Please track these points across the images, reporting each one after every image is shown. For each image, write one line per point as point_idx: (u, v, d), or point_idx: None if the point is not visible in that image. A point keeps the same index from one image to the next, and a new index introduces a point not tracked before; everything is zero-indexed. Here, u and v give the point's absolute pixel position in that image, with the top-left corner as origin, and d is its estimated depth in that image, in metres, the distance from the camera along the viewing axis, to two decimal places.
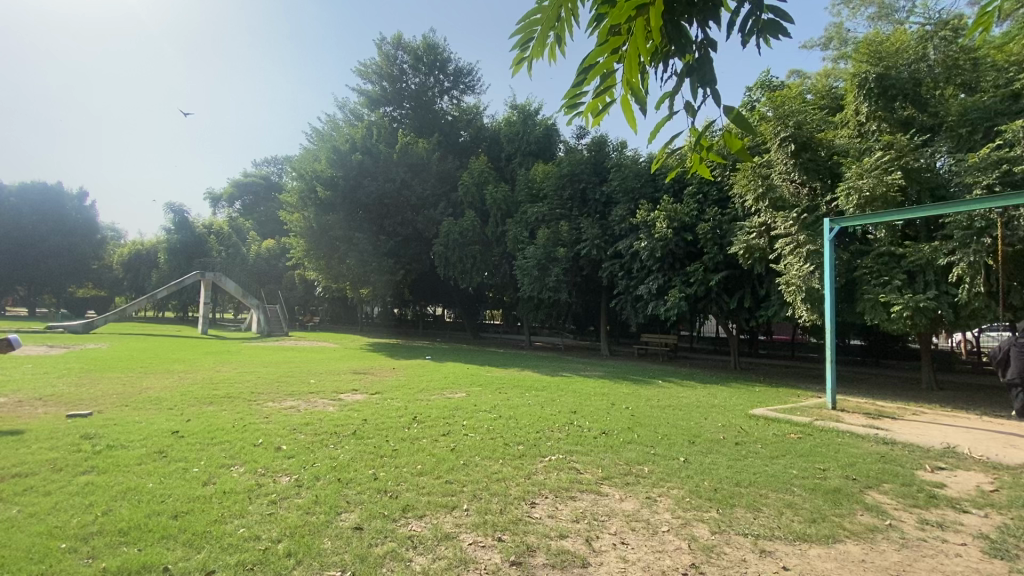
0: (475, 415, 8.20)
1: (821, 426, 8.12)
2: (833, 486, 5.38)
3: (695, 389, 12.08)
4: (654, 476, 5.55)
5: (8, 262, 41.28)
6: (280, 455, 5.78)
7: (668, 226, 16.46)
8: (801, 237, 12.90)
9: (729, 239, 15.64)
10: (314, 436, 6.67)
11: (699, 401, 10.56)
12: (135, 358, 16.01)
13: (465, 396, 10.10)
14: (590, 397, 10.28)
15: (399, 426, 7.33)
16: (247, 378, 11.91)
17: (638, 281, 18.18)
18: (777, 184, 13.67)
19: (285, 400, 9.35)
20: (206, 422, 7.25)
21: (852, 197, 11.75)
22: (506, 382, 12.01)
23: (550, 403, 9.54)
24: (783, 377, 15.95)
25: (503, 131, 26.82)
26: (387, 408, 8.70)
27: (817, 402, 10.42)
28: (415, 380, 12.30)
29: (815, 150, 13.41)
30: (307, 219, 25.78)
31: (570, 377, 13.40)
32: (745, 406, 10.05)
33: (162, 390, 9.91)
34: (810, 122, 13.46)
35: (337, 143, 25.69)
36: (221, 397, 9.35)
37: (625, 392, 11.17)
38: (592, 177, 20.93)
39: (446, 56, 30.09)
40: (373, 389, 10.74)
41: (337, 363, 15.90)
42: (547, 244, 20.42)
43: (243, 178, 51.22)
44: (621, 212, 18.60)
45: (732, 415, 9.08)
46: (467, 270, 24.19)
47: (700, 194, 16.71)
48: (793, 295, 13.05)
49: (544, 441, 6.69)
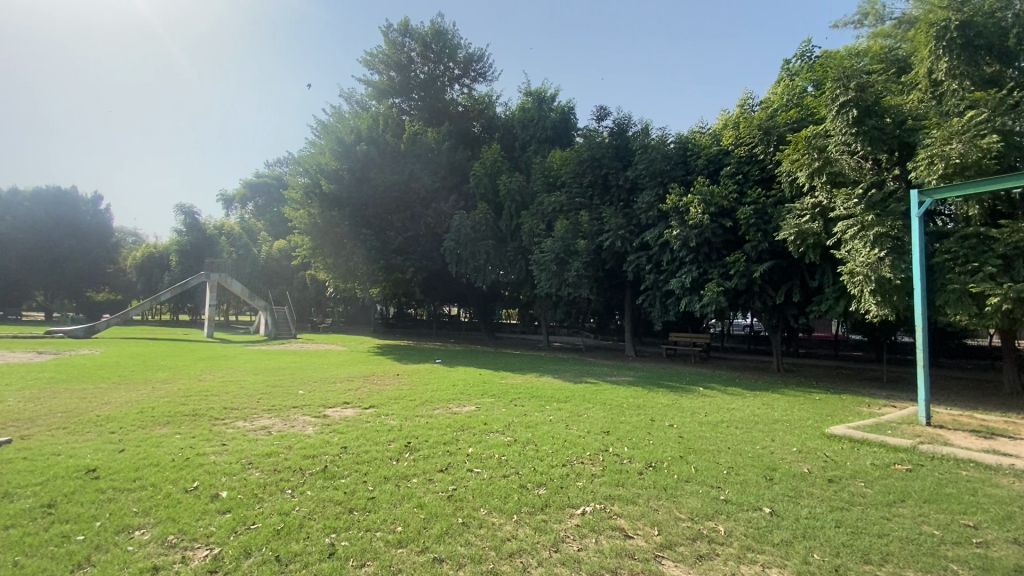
0: (483, 438, 6.54)
1: (930, 452, 6.28)
2: (1009, 565, 3.60)
3: (747, 398, 10.26)
4: (736, 543, 3.87)
5: (22, 267, 40.68)
6: (211, 510, 4.22)
7: (704, 211, 14.60)
8: (867, 217, 10.96)
9: (776, 224, 13.71)
10: (270, 475, 5.09)
11: (756, 415, 8.75)
12: (121, 364, 14.79)
13: (475, 411, 8.47)
14: (623, 411, 8.56)
15: (387, 456, 5.72)
16: (230, 389, 10.49)
17: (668, 275, 16.34)
18: (834, 157, 11.80)
19: (257, 418, 7.82)
20: (142, 452, 5.76)
21: (935, 166, 9.81)
22: (524, 391, 10.37)
23: (575, 419, 7.83)
24: (840, 381, 14.05)
25: (516, 118, 25.30)
26: (378, 428, 7.13)
27: (904, 415, 8.55)
28: (419, 389, 10.76)
29: (881, 116, 11.50)
30: (312, 216, 24.38)
31: (598, 384, 11.70)
32: (816, 421, 8.23)
33: (121, 406, 8.49)
34: (874, 85, 11.64)
35: (341, 133, 24.10)
36: (183, 414, 7.87)
37: (663, 404, 9.41)
38: (615, 162, 19.08)
39: (456, 42, 28.56)
40: (368, 402, 9.18)
41: (338, 369, 14.46)
42: (566, 235, 18.60)
43: (255, 178, 50.56)
44: (649, 199, 16.77)
45: (804, 435, 7.31)
46: (481, 266, 22.71)
47: (740, 174, 14.87)
48: (859, 287, 11.10)
49: (573, 482, 4.98)
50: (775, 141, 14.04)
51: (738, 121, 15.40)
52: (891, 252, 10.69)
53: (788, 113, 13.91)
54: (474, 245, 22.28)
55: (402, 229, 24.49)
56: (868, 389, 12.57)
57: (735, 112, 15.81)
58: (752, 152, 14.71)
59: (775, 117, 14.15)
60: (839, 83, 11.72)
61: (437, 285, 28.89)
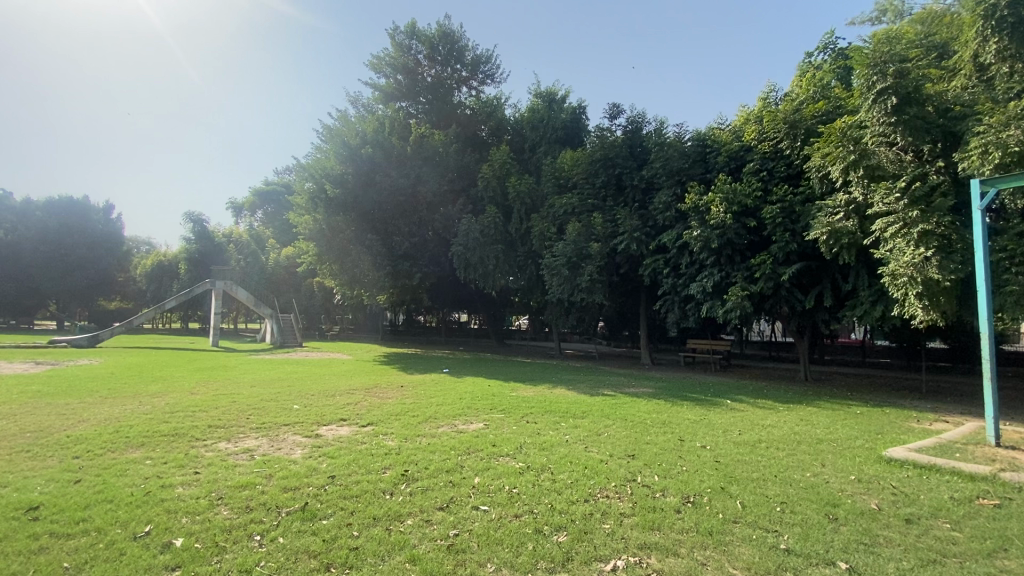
0: (491, 465, 5.73)
1: (1015, 483, 5.38)
2: None
3: (781, 413, 9.34)
4: None
5: (33, 275, 40.64)
6: (158, 566, 3.47)
7: (726, 210, 13.73)
8: (910, 214, 10.03)
9: (805, 223, 12.82)
10: (240, 515, 4.30)
11: (796, 433, 7.84)
12: (115, 375, 14.13)
13: (483, 429, 7.66)
14: (647, 429, 7.69)
15: (381, 488, 4.95)
16: (221, 404, 9.73)
17: (688, 279, 15.44)
18: (871, 149, 10.87)
19: (241, 439, 7.06)
20: (99, 484, 4.99)
21: (991, 155, 8.88)
22: (537, 405, 9.54)
23: (594, 440, 6.98)
24: (875, 391, 13.09)
25: (525, 119, 24.60)
26: (374, 451, 6.34)
27: (965, 434, 7.60)
28: (422, 403, 9.95)
29: (922, 104, 10.63)
30: (318, 222, 23.65)
31: (616, 396, 10.82)
32: (867, 441, 7.30)
33: (97, 425, 7.74)
34: (914, 71, 10.75)
35: (346, 136, 23.40)
36: (161, 434, 7.11)
37: (690, 420, 8.51)
38: (629, 162, 18.25)
39: (464, 43, 28.02)
40: (366, 419, 8.39)
41: (339, 380, 13.70)
42: (579, 239, 17.78)
43: (265, 186, 50.44)
44: (666, 199, 15.93)
45: (855, 458, 6.44)
46: (490, 273, 21.94)
47: (765, 170, 13.98)
48: (902, 290, 10.15)
49: (599, 525, 4.17)
50: (803, 135, 13.15)
51: (761, 115, 14.53)
52: (939, 252, 9.77)
53: (816, 105, 13.05)
54: (483, 250, 21.54)
55: (409, 234, 23.87)
56: (911, 400, 11.61)
57: (757, 105, 14.97)
58: (776, 147, 13.80)
59: (801, 110, 13.28)
60: (875, 69, 10.84)
61: (445, 291, 28.25)
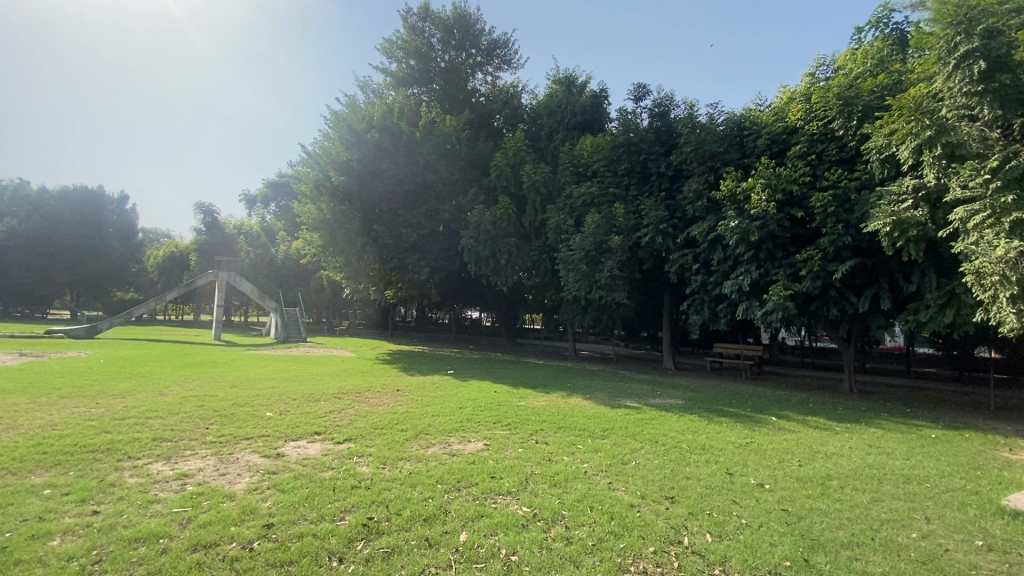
0: (487, 510, 4.31)
1: None
2: None
3: (843, 437, 7.73)
4: None
5: (46, 265, 39.94)
6: None
7: (769, 198, 12.10)
8: (1002, 200, 8.28)
9: (861, 213, 11.16)
10: None
11: (871, 466, 6.27)
12: (90, 371, 12.92)
13: (482, 452, 6.24)
14: (685, 457, 6.18)
15: (330, 549, 3.57)
16: (185, 408, 8.44)
17: (721, 277, 13.86)
18: (951, 124, 9.19)
19: (185, 458, 5.74)
20: None
21: None
22: (549, 420, 8.10)
23: (620, 472, 5.52)
24: (938, 408, 11.41)
25: (542, 106, 23.08)
26: (338, 483, 4.93)
27: None
28: (416, 413, 8.55)
29: (1013, 71, 8.94)
30: (322, 210, 22.30)
31: (641, 409, 9.27)
32: (967, 481, 5.76)
33: (20, 434, 6.45)
34: (1005, 32, 9.09)
35: (352, 120, 21.91)
36: (89, 450, 5.84)
37: (734, 444, 7.02)
38: (656, 146, 16.58)
39: (479, 26, 26.58)
40: (345, 433, 7.04)
41: (331, 381, 12.37)
42: (598, 231, 16.26)
43: (277, 178, 49.71)
44: (697, 186, 14.31)
45: (964, 507, 4.93)
46: (501, 267, 20.47)
47: (813, 154, 12.32)
48: (991, 291, 8.41)
49: None
50: (860, 113, 11.43)
51: (808, 93, 12.87)
52: None
53: (875, 80, 11.46)
54: (495, 243, 20.08)
55: (418, 225, 22.48)
56: (988, 421, 9.85)
57: (802, 84, 13.31)
58: (827, 128, 12.13)
59: (857, 85, 11.64)
60: (958, 28, 9.25)
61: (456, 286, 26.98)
